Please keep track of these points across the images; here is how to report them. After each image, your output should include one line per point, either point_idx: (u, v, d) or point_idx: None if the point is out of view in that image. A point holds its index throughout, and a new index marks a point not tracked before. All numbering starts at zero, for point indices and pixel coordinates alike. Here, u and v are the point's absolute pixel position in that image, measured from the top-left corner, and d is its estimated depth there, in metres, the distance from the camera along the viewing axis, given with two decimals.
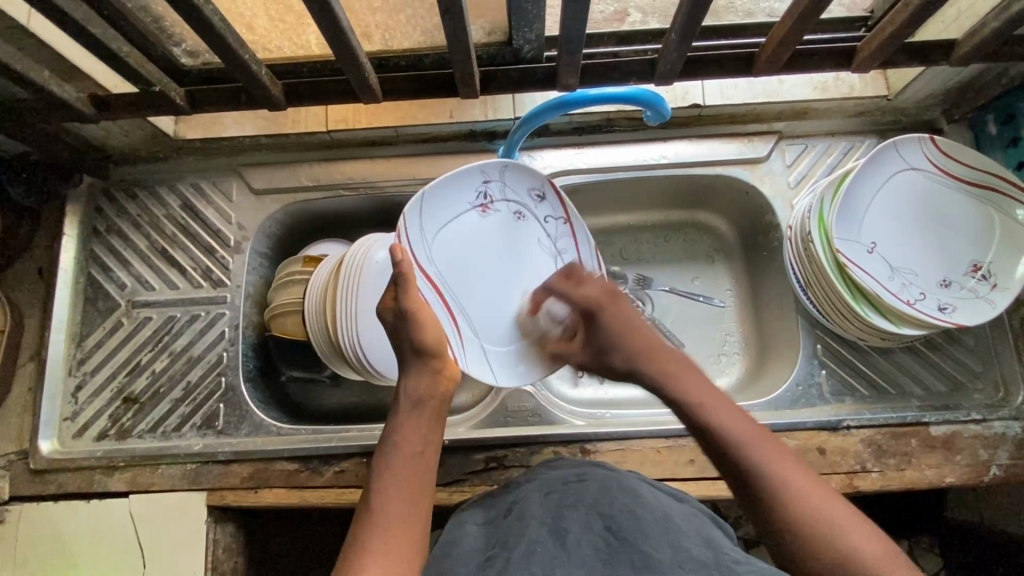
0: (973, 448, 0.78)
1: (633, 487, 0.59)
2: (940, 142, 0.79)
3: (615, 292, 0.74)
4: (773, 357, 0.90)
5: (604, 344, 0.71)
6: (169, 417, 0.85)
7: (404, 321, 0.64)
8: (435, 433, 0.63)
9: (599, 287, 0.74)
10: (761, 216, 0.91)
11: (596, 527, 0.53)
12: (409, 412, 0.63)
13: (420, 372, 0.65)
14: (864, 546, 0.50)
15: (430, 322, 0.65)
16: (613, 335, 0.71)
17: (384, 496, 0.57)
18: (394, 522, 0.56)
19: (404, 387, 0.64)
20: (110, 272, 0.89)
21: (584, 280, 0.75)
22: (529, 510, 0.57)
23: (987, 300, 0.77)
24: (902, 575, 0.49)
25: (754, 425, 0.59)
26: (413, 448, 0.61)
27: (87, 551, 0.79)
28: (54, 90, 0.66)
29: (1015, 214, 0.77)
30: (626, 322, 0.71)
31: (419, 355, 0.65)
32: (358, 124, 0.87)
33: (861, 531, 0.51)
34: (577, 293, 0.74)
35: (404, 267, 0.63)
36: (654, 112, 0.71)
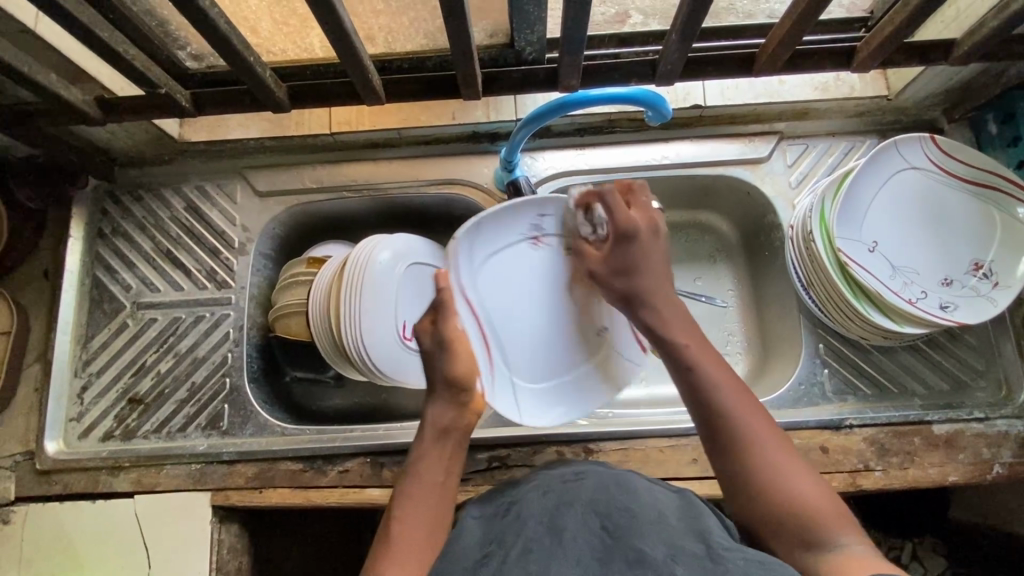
0: (976, 447, 0.78)
1: (630, 483, 0.59)
2: (940, 141, 0.79)
3: (659, 228, 0.69)
4: (776, 356, 0.90)
5: (624, 267, 0.67)
6: (174, 418, 0.85)
7: (440, 349, 0.67)
8: (456, 462, 0.64)
9: (647, 216, 0.69)
10: (762, 216, 0.91)
11: (593, 526, 0.53)
12: (433, 440, 0.64)
13: (443, 403, 0.66)
14: (815, 498, 0.53)
15: (464, 355, 0.67)
16: (631, 268, 0.67)
17: (405, 522, 0.58)
18: (413, 542, 0.57)
19: (427, 417, 0.65)
20: (115, 273, 0.90)
21: (642, 206, 0.70)
22: (527, 508, 0.57)
23: (988, 299, 0.77)
24: (851, 535, 0.51)
25: (737, 381, 0.59)
26: (435, 475, 0.62)
27: (93, 552, 0.79)
28: (61, 93, 0.67)
29: (1016, 213, 0.77)
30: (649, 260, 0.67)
31: (448, 386, 0.66)
32: (361, 126, 0.88)
33: (808, 483, 0.53)
34: (623, 211, 0.68)
35: (444, 293, 0.69)
36: (655, 113, 0.71)
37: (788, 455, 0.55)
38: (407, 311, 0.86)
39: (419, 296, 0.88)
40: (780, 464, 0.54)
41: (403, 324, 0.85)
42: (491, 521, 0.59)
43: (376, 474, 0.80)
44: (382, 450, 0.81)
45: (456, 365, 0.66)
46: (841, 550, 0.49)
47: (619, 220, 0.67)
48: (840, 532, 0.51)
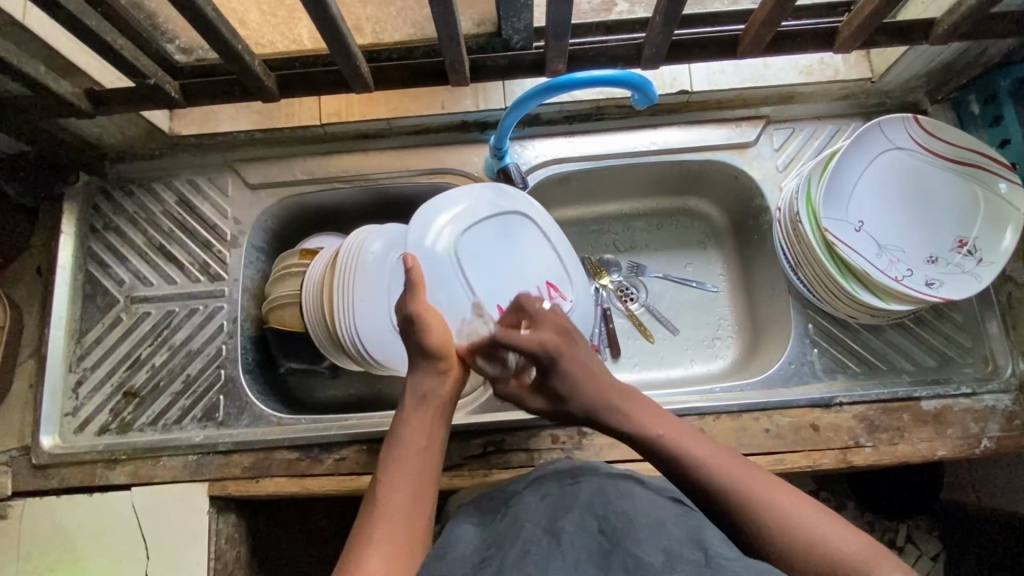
0: (964, 421, 0.79)
1: (628, 489, 0.61)
2: (924, 122, 0.80)
3: (567, 331, 0.69)
4: (766, 337, 0.92)
5: (563, 395, 0.67)
6: (169, 410, 0.85)
7: (409, 327, 0.67)
8: (438, 430, 0.66)
9: (553, 326, 0.69)
10: (750, 200, 0.93)
11: (590, 528, 0.55)
12: (414, 408, 0.66)
13: (423, 370, 0.67)
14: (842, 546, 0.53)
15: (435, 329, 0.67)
16: (570, 382, 0.67)
17: (389, 491, 0.60)
18: (396, 509, 0.58)
19: (409, 384, 0.67)
20: (108, 268, 0.90)
21: (541, 320, 0.70)
22: (524, 513, 0.59)
23: (974, 275, 0.78)
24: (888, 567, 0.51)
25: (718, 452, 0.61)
26: (417, 449, 0.63)
27: (91, 545, 0.79)
28: (50, 84, 0.67)
29: (999, 189, 0.78)
30: (581, 361, 0.67)
31: (426, 359, 0.67)
32: (351, 117, 0.88)
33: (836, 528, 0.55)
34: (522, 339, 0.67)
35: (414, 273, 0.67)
36: (641, 96, 0.70)
37: (801, 504, 0.57)
38: None
39: None
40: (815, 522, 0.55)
41: None
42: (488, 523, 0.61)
43: (373, 461, 0.80)
44: (378, 437, 0.81)
45: (430, 339, 0.67)
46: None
47: (525, 342, 0.66)
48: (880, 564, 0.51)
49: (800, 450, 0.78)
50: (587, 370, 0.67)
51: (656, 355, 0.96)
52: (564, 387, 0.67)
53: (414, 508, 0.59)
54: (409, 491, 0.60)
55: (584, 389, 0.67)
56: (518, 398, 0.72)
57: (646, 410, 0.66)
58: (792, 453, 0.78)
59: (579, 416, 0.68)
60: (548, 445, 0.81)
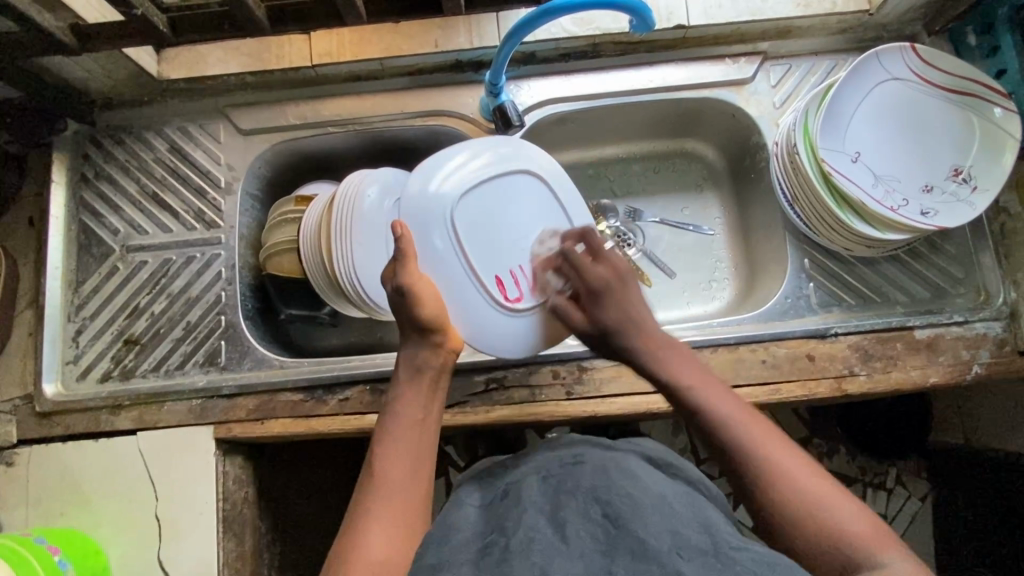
0: (956, 349, 0.81)
1: (630, 471, 0.61)
2: (921, 50, 0.79)
3: (626, 275, 0.75)
4: (762, 275, 0.93)
5: (612, 328, 0.73)
6: (171, 356, 0.86)
7: (401, 297, 0.68)
8: (435, 403, 0.66)
9: (612, 268, 0.76)
10: (747, 138, 0.92)
11: (594, 515, 0.55)
12: (409, 380, 0.67)
13: (412, 343, 0.68)
14: (851, 525, 0.52)
15: (429, 299, 0.68)
16: (620, 317, 0.73)
17: (386, 458, 0.61)
18: (392, 477, 0.59)
19: (404, 356, 0.68)
20: (102, 218, 0.89)
21: (606, 258, 0.77)
22: (528, 494, 0.60)
23: (967, 203, 0.79)
24: (895, 553, 0.49)
25: (746, 412, 0.61)
26: (415, 420, 0.64)
27: (100, 488, 0.80)
28: (36, 17, 0.66)
29: (994, 115, 0.78)
30: (629, 310, 0.73)
31: (418, 330, 0.68)
32: (343, 58, 0.86)
33: (851, 508, 0.53)
34: (589, 270, 0.75)
35: (404, 243, 0.68)
36: (638, 21, 0.69)
37: (818, 481, 0.55)
38: None
39: None
40: (820, 496, 0.54)
41: None
42: (493, 507, 0.62)
43: (376, 400, 0.82)
44: (382, 376, 0.82)
45: (419, 312, 0.68)
46: (882, 569, 0.48)
47: (590, 274, 0.75)
48: (884, 552, 0.49)
49: (796, 379, 0.80)
50: (635, 322, 0.72)
51: (655, 297, 0.97)
52: (599, 317, 0.74)
53: (410, 478, 0.60)
54: (406, 461, 0.61)
55: (627, 323, 0.72)
56: (564, 312, 0.76)
57: (678, 356, 0.69)
58: (787, 383, 0.80)
59: (614, 347, 0.73)
60: (549, 381, 0.82)
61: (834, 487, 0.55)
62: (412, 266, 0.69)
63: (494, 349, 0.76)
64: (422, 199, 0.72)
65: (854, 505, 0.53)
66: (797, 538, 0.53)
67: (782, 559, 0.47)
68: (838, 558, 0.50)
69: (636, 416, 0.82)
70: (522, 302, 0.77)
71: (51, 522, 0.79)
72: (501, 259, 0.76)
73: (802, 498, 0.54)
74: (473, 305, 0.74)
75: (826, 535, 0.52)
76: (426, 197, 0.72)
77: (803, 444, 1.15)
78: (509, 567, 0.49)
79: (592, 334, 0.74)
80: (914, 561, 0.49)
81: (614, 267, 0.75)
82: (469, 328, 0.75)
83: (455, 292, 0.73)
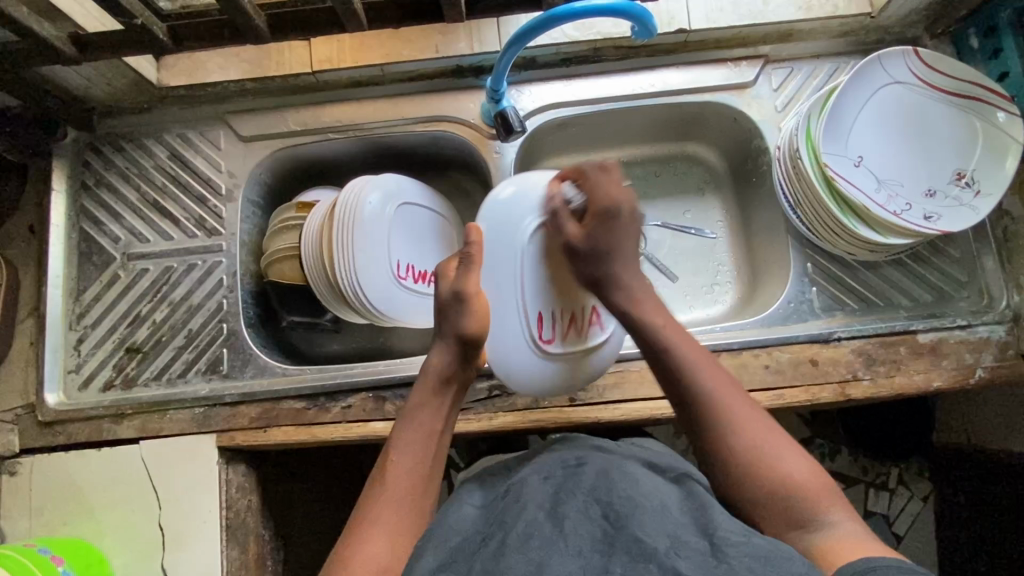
0: (960, 353, 0.80)
1: (632, 473, 0.60)
2: (923, 54, 0.79)
3: (634, 206, 0.68)
4: (764, 279, 0.92)
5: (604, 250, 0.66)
6: (173, 364, 0.86)
7: (457, 302, 0.66)
8: (451, 413, 0.67)
9: (622, 193, 0.68)
10: (749, 141, 0.92)
11: (594, 514, 0.54)
12: (433, 389, 0.66)
13: (444, 348, 0.67)
14: (800, 476, 0.56)
15: (479, 312, 0.66)
16: (614, 241, 0.66)
17: (400, 466, 0.61)
18: (404, 485, 0.60)
19: (429, 364, 0.67)
20: (102, 226, 0.89)
21: (613, 179, 0.69)
22: (529, 491, 0.60)
23: (970, 207, 0.79)
24: (838, 509, 0.54)
25: (704, 355, 0.63)
26: (431, 429, 0.64)
27: (102, 498, 0.80)
28: (35, 27, 0.65)
29: (997, 120, 0.78)
30: (624, 238, 0.67)
31: (459, 341, 0.66)
32: (343, 64, 0.86)
33: (797, 460, 0.57)
34: (599, 188, 0.67)
35: (473, 249, 0.67)
36: (640, 27, 0.69)
37: (769, 433, 0.58)
38: (401, 250, 0.86)
39: (411, 235, 0.88)
40: (771, 446, 0.57)
41: (398, 263, 0.85)
42: (490, 509, 0.61)
43: (379, 408, 0.81)
44: (384, 384, 0.82)
45: (467, 322, 0.66)
46: (832, 529, 0.53)
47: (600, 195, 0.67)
48: (831, 510, 0.54)
49: (799, 384, 0.80)
50: (626, 252, 0.67)
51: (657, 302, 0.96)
52: (596, 240, 0.66)
53: (420, 487, 0.61)
54: (418, 469, 0.61)
55: (619, 251, 0.67)
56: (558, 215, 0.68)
57: (651, 299, 0.66)
58: (791, 388, 0.80)
59: (615, 296, 0.66)
60: None
61: (785, 439, 0.58)
62: (472, 274, 0.67)
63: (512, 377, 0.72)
64: (501, 211, 0.70)
65: (803, 457, 0.57)
66: (749, 489, 0.56)
67: (780, 557, 0.47)
68: (786, 511, 0.55)
69: (639, 422, 0.81)
70: (555, 346, 0.72)
71: (54, 532, 0.79)
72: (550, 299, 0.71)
73: (750, 450, 0.57)
74: (514, 334, 0.70)
75: (775, 486, 0.55)
76: (509, 207, 0.70)
77: (805, 446, 1.15)
78: (506, 562, 0.50)
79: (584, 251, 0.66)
80: (856, 517, 0.54)
81: (625, 189, 0.68)
82: (499, 351, 0.71)
83: (501, 314, 0.70)
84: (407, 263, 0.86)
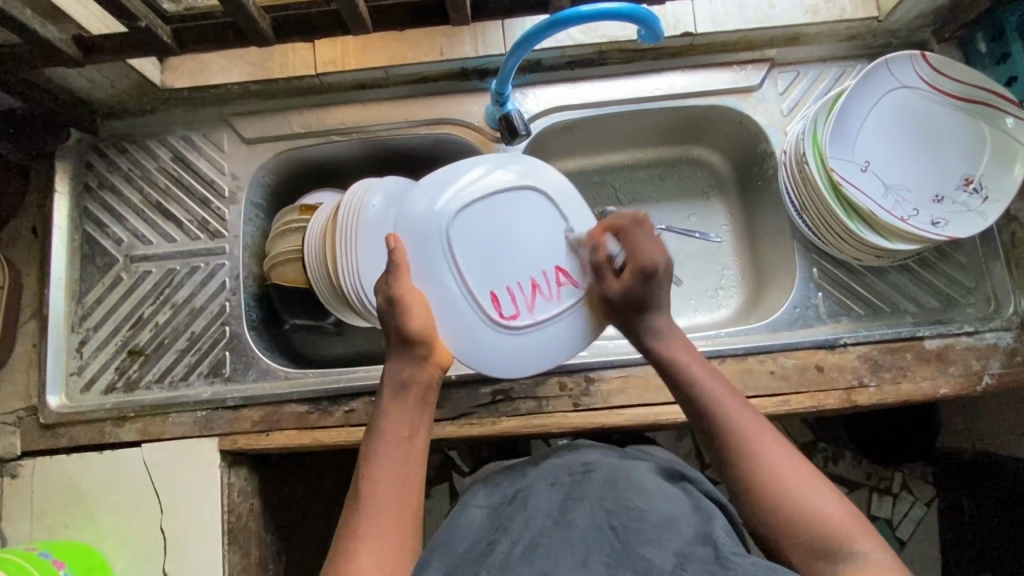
0: (966, 359, 0.80)
1: (638, 479, 0.60)
2: (931, 59, 0.79)
3: (673, 257, 0.69)
4: (770, 284, 0.92)
5: (647, 305, 0.69)
6: (176, 367, 0.85)
7: (393, 309, 0.65)
8: (423, 416, 0.64)
9: (660, 247, 0.69)
10: (754, 145, 0.91)
11: (602, 525, 0.55)
12: (392, 397, 0.63)
13: (402, 355, 0.65)
14: (828, 512, 0.54)
15: (417, 311, 0.66)
16: (646, 297, 0.68)
17: (375, 480, 0.59)
18: (383, 500, 0.57)
19: (390, 371, 0.65)
20: (105, 228, 0.89)
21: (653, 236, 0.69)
22: (535, 499, 0.59)
23: (979, 213, 0.78)
24: (867, 540, 0.53)
25: (730, 391, 0.63)
26: (401, 436, 0.61)
27: (104, 501, 0.80)
28: (39, 29, 0.65)
29: (1006, 125, 0.78)
30: (663, 290, 0.69)
31: (404, 343, 0.65)
32: (347, 66, 0.86)
33: (825, 497, 0.56)
34: (640, 248, 0.68)
35: (396, 255, 0.66)
36: (647, 31, 0.69)
37: (797, 467, 0.57)
38: None
39: None
40: (797, 483, 0.56)
41: None
42: (496, 512, 0.62)
43: None
44: None
45: (407, 324, 0.65)
46: (858, 560, 0.51)
47: (642, 256, 0.68)
48: (858, 540, 0.53)
49: (805, 390, 0.79)
50: (655, 308, 0.69)
51: None
52: (637, 292, 0.69)
53: (400, 499, 0.58)
54: (394, 481, 0.59)
55: (657, 304, 0.69)
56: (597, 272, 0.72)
57: (679, 341, 0.68)
58: (796, 394, 0.79)
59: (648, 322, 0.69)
60: (556, 392, 0.81)
61: (813, 475, 0.57)
62: (403, 278, 0.66)
63: (482, 365, 0.72)
64: (421, 216, 0.71)
65: (831, 492, 0.56)
66: (776, 523, 0.56)
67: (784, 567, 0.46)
68: (816, 547, 0.54)
69: (644, 427, 0.81)
70: (519, 320, 0.72)
71: (55, 535, 0.79)
72: (496, 271, 0.72)
73: (774, 486, 0.56)
74: (467, 320, 0.71)
75: (802, 521, 0.55)
76: (439, 196, 0.71)
77: (808, 450, 1.15)
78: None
79: (625, 305, 0.70)
80: (886, 547, 0.52)
81: (659, 245, 0.69)
82: (459, 343, 0.71)
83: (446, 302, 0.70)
84: None
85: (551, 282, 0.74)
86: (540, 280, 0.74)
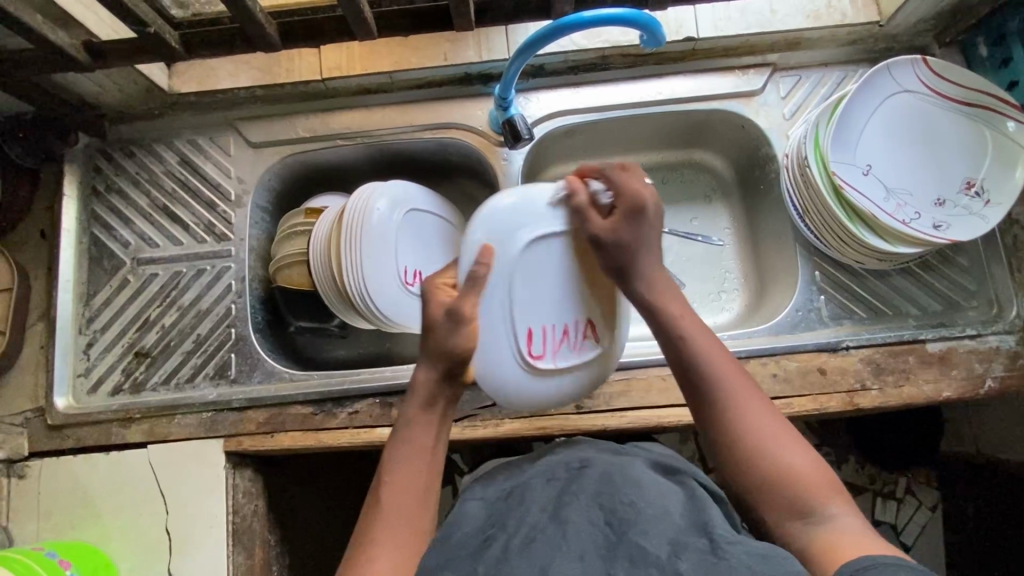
0: (969, 362, 0.80)
1: (634, 474, 0.60)
2: (932, 63, 0.79)
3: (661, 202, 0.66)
4: (772, 287, 0.92)
5: (632, 246, 0.63)
6: (182, 369, 0.86)
7: (454, 325, 0.61)
8: (443, 432, 0.63)
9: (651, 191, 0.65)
10: (757, 149, 0.92)
11: (596, 519, 0.55)
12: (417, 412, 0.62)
13: (432, 364, 0.62)
14: (804, 471, 0.55)
15: (471, 332, 0.61)
16: (634, 241, 0.63)
17: (393, 498, 0.58)
18: (401, 517, 0.57)
19: (415, 386, 0.63)
20: (113, 231, 0.90)
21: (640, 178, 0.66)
22: (531, 496, 0.60)
23: (981, 216, 0.78)
24: (839, 502, 0.54)
25: (717, 344, 0.62)
26: (422, 452, 0.61)
27: (110, 502, 0.80)
28: (49, 35, 0.66)
29: (1007, 129, 0.78)
30: (652, 243, 0.64)
31: (445, 360, 0.61)
32: (352, 71, 0.87)
33: (805, 458, 0.56)
34: (626, 185, 0.64)
35: (480, 267, 0.61)
36: (649, 37, 0.69)
37: (778, 425, 0.58)
38: (408, 256, 0.86)
39: (418, 242, 0.88)
40: (778, 440, 0.57)
41: (403, 270, 0.85)
42: (494, 509, 0.62)
43: (386, 414, 0.82)
44: (391, 390, 0.82)
45: (454, 342, 0.61)
46: (828, 521, 0.53)
47: (627, 191, 0.64)
48: (831, 502, 0.54)
49: (807, 393, 0.79)
50: (654, 262, 0.64)
51: None
52: (625, 238, 0.63)
53: (418, 515, 0.58)
54: (413, 496, 0.59)
55: (646, 255, 0.64)
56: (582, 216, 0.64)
57: (673, 292, 0.65)
58: (799, 397, 0.79)
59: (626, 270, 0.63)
60: None
61: (795, 436, 0.58)
62: (474, 295, 0.61)
63: (504, 399, 0.67)
64: (503, 212, 0.63)
65: (809, 451, 0.57)
66: (751, 475, 0.56)
67: (775, 552, 0.47)
68: (789, 502, 0.55)
69: (646, 430, 0.81)
70: (544, 362, 0.67)
71: (62, 535, 0.80)
72: (539, 314, 0.66)
73: (754, 441, 0.57)
74: (500, 359, 0.65)
75: (776, 476, 0.55)
76: (509, 217, 0.63)
77: None
78: (508, 567, 0.51)
79: (612, 245, 0.63)
80: (856, 511, 0.54)
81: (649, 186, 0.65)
82: (490, 381, 0.66)
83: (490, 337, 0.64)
84: (413, 269, 0.86)
85: (581, 332, 0.68)
86: (573, 329, 0.68)
